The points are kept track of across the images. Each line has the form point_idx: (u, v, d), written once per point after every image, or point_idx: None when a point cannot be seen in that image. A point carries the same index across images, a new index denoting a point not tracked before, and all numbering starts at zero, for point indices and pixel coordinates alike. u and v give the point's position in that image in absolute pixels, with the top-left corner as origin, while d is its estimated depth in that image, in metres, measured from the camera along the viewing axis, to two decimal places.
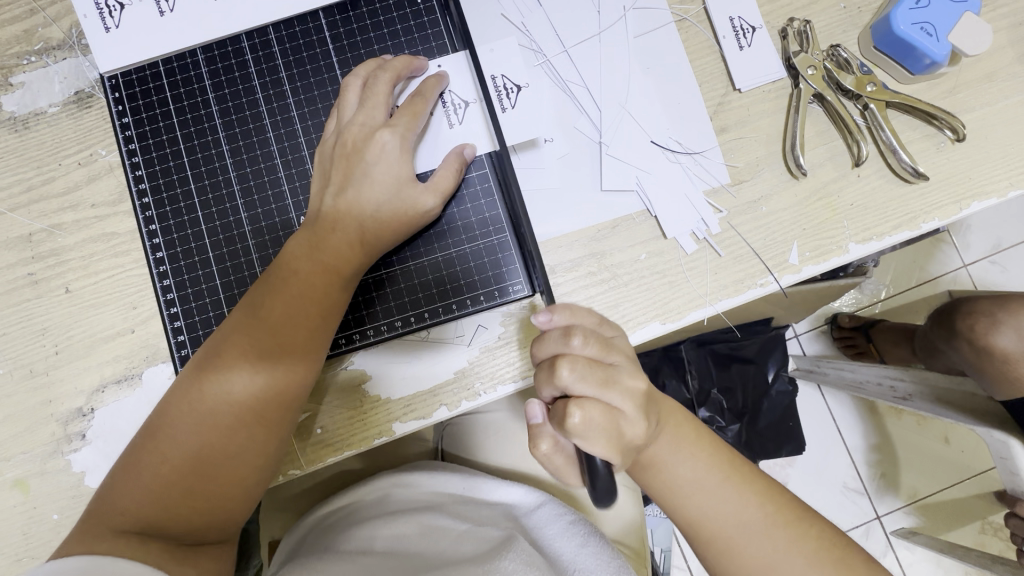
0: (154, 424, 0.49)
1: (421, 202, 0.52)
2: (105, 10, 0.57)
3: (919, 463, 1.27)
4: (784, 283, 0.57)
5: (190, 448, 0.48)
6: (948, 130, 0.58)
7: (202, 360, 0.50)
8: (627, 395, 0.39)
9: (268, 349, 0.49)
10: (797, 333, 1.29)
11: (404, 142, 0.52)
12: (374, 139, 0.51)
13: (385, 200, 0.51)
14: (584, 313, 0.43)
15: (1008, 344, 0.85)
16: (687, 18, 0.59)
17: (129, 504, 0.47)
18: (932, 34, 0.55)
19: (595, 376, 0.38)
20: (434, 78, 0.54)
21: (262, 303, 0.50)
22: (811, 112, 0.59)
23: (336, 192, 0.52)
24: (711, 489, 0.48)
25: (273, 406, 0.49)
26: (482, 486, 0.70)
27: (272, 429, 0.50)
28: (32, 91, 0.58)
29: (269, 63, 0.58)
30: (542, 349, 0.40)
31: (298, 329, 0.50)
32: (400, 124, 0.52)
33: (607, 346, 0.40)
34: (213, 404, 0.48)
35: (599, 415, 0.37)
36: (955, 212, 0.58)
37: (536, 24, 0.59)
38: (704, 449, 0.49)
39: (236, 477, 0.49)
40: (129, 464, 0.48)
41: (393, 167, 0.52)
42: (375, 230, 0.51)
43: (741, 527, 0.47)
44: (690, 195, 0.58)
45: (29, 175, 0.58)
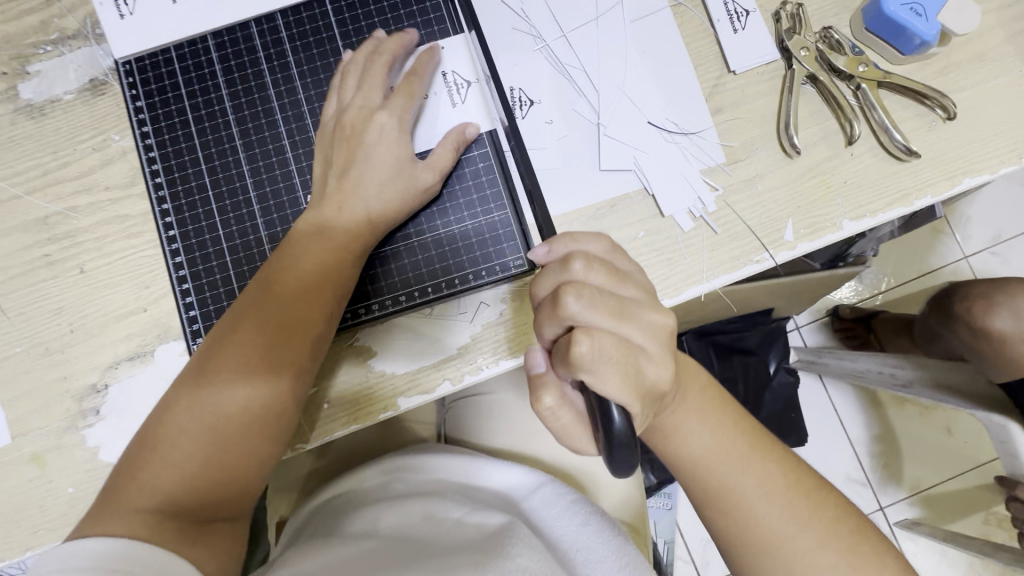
0: (168, 405, 0.50)
1: (422, 180, 0.54)
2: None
3: (920, 453, 1.27)
4: (779, 259, 0.59)
5: (203, 426, 0.49)
6: (939, 109, 0.59)
7: (213, 342, 0.51)
8: (645, 328, 0.39)
9: (280, 328, 0.50)
10: (797, 325, 1.30)
11: (402, 123, 0.54)
12: (372, 121, 0.53)
13: (386, 180, 0.53)
14: (587, 240, 0.43)
15: (1005, 326, 0.86)
16: (682, 3, 0.61)
17: (145, 483, 0.48)
18: (921, 14, 0.56)
19: (606, 305, 0.38)
20: (426, 57, 0.56)
21: (273, 286, 0.51)
22: (805, 92, 0.60)
23: (339, 174, 0.54)
24: (729, 461, 0.48)
25: (285, 385, 0.51)
26: (484, 467, 0.71)
27: (284, 406, 0.51)
28: (49, 79, 0.60)
29: (277, 49, 0.59)
30: (546, 283, 0.41)
31: (308, 309, 0.51)
32: (397, 107, 0.54)
33: (615, 276, 0.40)
34: (224, 384, 0.49)
35: (610, 343, 0.37)
36: (947, 188, 0.59)
37: (536, 10, 0.61)
38: (726, 419, 0.50)
39: (249, 453, 0.50)
40: (144, 444, 0.49)
41: (393, 147, 0.53)
42: (380, 209, 0.53)
43: (756, 497, 0.47)
44: (686, 174, 0.59)
45: (45, 160, 0.60)
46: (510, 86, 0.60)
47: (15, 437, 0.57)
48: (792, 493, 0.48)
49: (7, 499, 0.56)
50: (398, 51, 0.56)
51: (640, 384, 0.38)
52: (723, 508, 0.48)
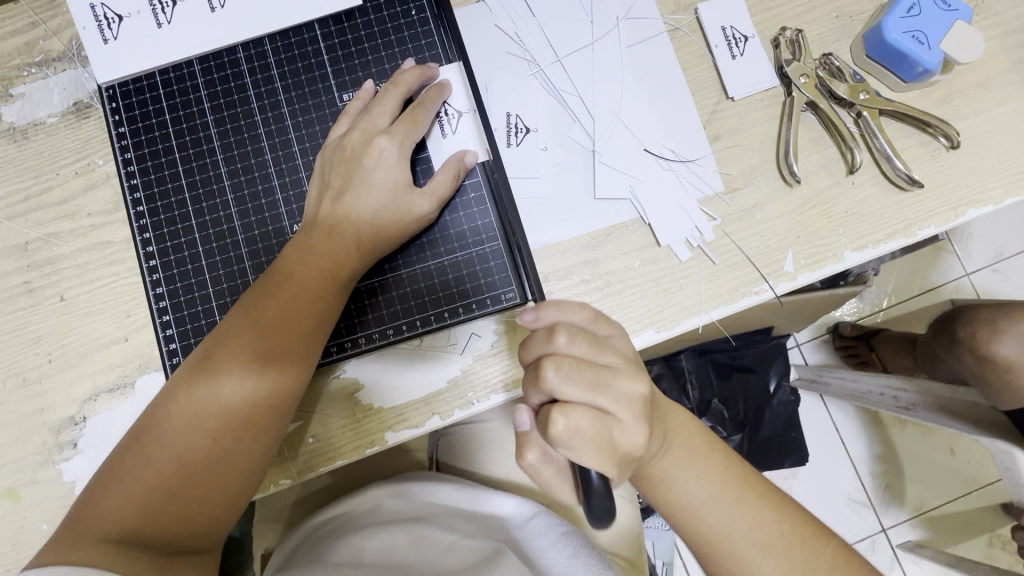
0: (143, 426, 0.49)
1: (417, 207, 0.52)
2: (104, 22, 0.58)
3: (925, 475, 1.25)
4: (779, 291, 0.57)
5: (176, 453, 0.48)
6: (942, 138, 0.58)
7: (193, 363, 0.49)
8: (619, 398, 0.37)
9: (260, 354, 0.49)
10: (797, 343, 1.29)
11: (402, 150, 0.53)
12: (372, 145, 0.52)
13: (382, 205, 0.52)
14: (574, 309, 0.41)
15: (1010, 353, 0.83)
16: (679, 28, 0.60)
17: (112, 509, 0.46)
18: (924, 42, 0.55)
19: (584, 378, 0.36)
20: (436, 88, 0.54)
21: (257, 308, 0.50)
22: (805, 120, 0.59)
23: (334, 198, 0.52)
24: (721, 508, 0.46)
25: (262, 410, 0.49)
26: (477, 495, 0.69)
27: (259, 434, 0.49)
28: (32, 102, 0.59)
29: (264, 74, 0.58)
30: (530, 353, 0.38)
31: (289, 333, 0.49)
32: (399, 132, 0.53)
33: (598, 345, 0.38)
34: (201, 406, 0.48)
35: (586, 420, 0.36)
36: (951, 219, 0.58)
37: (530, 34, 0.59)
38: (717, 464, 0.48)
39: (222, 482, 0.49)
40: (114, 468, 0.48)
41: (390, 173, 0.52)
42: (372, 234, 0.52)
43: (746, 543, 0.46)
44: (683, 203, 0.58)
45: (27, 185, 0.58)
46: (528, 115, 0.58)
47: None
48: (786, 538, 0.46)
49: None
50: (414, 80, 0.54)
51: (616, 454, 0.37)
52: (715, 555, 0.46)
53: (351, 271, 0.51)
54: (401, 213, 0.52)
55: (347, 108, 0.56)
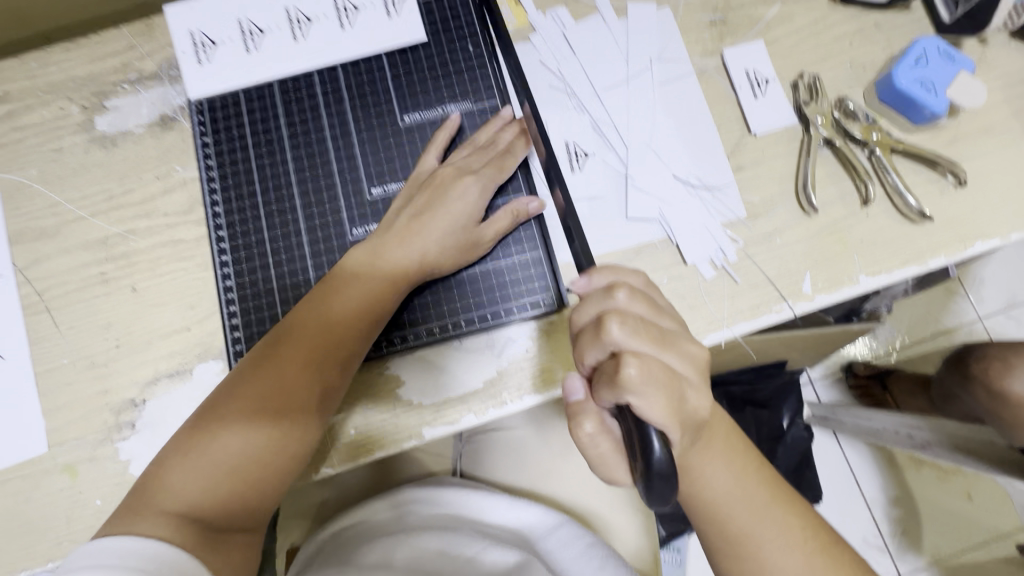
0: (207, 411, 0.52)
1: (481, 237, 0.58)
2: (200, 47, 0.65)
3: (942, 521, 1.24)
4: (797, 310, 0.61)
5: (236, 442, 0.50)
6: (950, 176, 0.62)
7: (259, 353, 0.54)
8: (684, 356, 0.40)
9: (321, 350, 0.53)
10: (811, 379, 1.30)
11: (485, 189, 0.59)
12: (460, 181, 0.58)
13: (451, 232, 0.57)
14: (625, 272, 0.45)
15: (1022, 390, 0.86)
16: (707, 70, 0.66)
17: (176, 487, 0.48)
18: (931, 89, 0.61)
19: (649, 333, 0.39)
20: (524, 134, 0.61)
21: (320, 303, 0.55)
22: (822, 155, 0.64)
23: (412, 215, 0.58)
24: (751, 508, 0.47)
25: (320, 398, 0.53)
26: (499, 504, 0.71)
27: (313, 418, 0.53)
28: (123, 113, 0.66)
29: (335, 96, 0.65)
30: (587, 311, 0.41)
31: (349, 327, 0.54)
32: (485, 175, 0.59)
33: (657, 308, 0.42)
34: (263, 392, 0.52)
35: (657, 367, 0.37)
36: (961, 250, 0.62)
37: (571, 70, 0.66)
38: (749, 465, 0.48)
39: (276, 468, 0.52)
40: (178, 446, 0.51)
41: (468, 208, 0.58)
42: (437, 254, 0.57)
43: (774, 547, 0.46)
44: (708, 226, 0.62)
45: (111, 186, 0.65)
46: (567, 142, 0.64)
47: (52, 447, 0.59)
48: (812, 548, 0.47)
49: (39, 507, 0.58)
50: (495, 129, 0.61)
51: (683, 413, 0.38)
52: (741, 556, 0.47)
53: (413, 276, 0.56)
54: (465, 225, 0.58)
55: (476, 142, 0.62)
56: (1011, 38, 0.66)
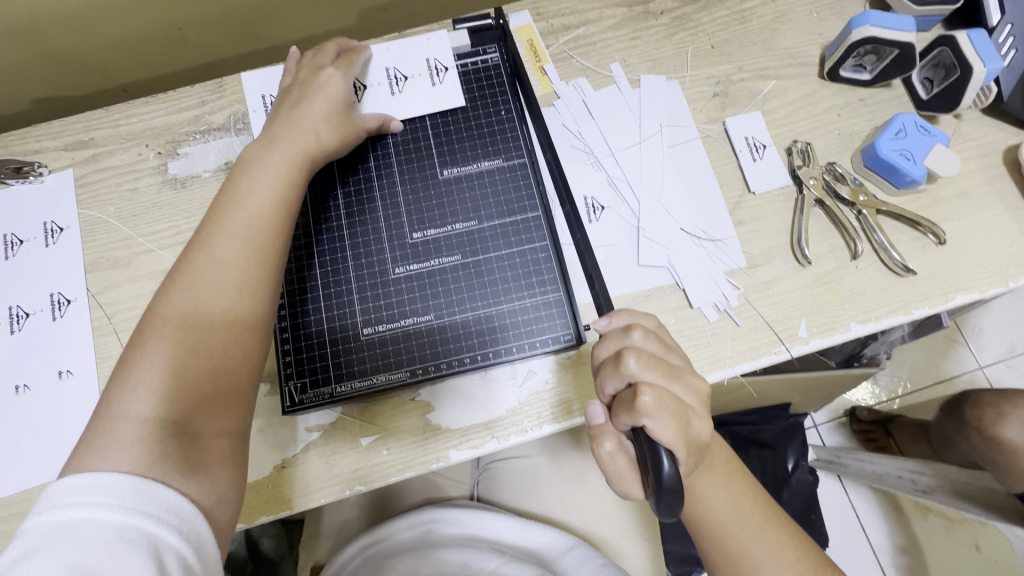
0: (133, 335, 0.51)
1: (358, 124, 0.67)
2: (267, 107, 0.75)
3: (948, 570, 1.24)
4: (794, 352, 0.67)
5: (164, 360, 0.49)
6: (930, 235, 0.69)
7: (174, 270, 0.54)
8: (690, 389, 0.46)
9: (244, 249, 0.55)
10: (815, 423, 1.34)
11: (345, 76, 0.67)
12: (320, 73, 0.66)
13: (332, 116, 0.64)
14: (641, 315, 0.51)
15: (1015, 436, 0.89)
16: (710, 135, 0.75)
17: (120, 405, 0.47)
18: (911, 159, 0.68)
19: (660, 366, 0.45)
20: (359, 47, 0.71)
21: (233, 207, 0.56)
22: (814, 213, 0.71)
23: (288, 112, 0.63)
24: (749, 529, 0.51)
25: (255, 279, 0.54)
26: (517, 529, 0.74)
27: (253, 301, 0.54)
28: (193, 160, 0.75)
29: (382, 144, 0.72)
30: (608, 346, 0.47)
31: (272, 209, 0.57)
32: (341, 69, 0.68)
33: (666, 345, 0.48)
34: (190, 291, 0.52)
35: (668, 395, 0.43)
36: (943, 301, 0.68)
37: (590, 133, 0.75)
38: (747, 488, 0.53)
39: (224, 369, 0.51)
40: (112, 379, 0.48)
41: (337, 92, 0.66)
42: (330, 134, 0.64)
43: (770, 566, 0.50)
44: (713, 274, 0.69)
45: (179, 224, 0.73)
46: (584, 195, 0.72)
47: None
48: (804, 568, 0.51)
49: None
50: (325, 53, 0.69)
51: (689, 437, 0.43)
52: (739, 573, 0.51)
53: (284, 168, 0.59)
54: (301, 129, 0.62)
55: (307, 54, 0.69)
56: (983, 114, 0.74)
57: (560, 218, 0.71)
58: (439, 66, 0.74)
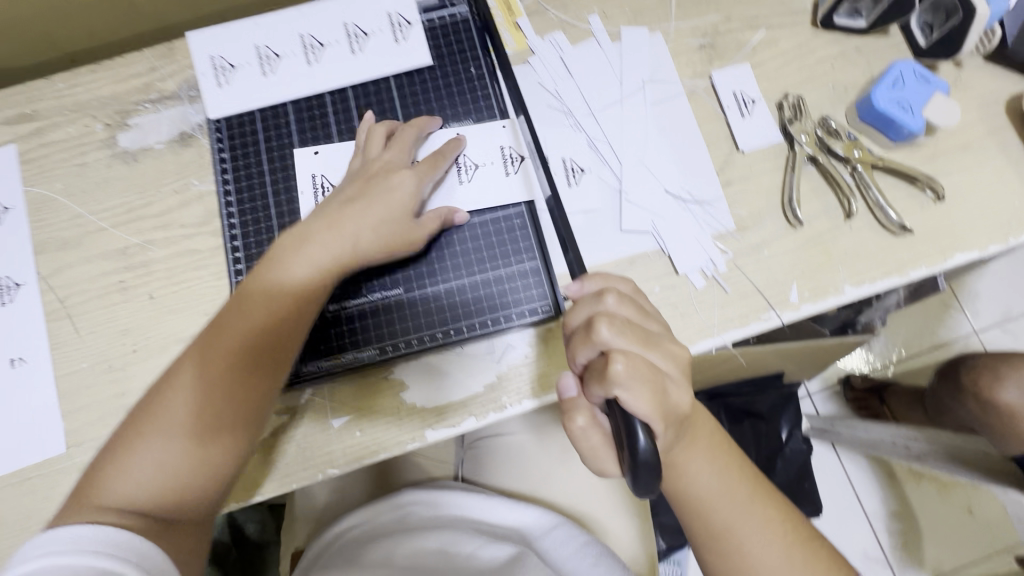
0: (144, 405, 0.53)
1: (415, 234, 0.60)
2: (320, 190, 0.67)
3: (941, 533, 1.24)
4: (784, 318, 0.63)
5: (161, 443, 0.50)
6: (929, 190, 0.66)
7: (196, 346, 0.54)
8: (668, 355, 0.43)
9: (262, 328, 0.54)
10: (809, 391, 1.32)
11: (420, 183, 0.61)
12: (394, 175, 0.60)
13: (385, 222, 0.58)
14: (616, 279, 0.48)
15: (1012, 399, 0.87)
16: (696, 91, 0.70)
17: (115, 481, 0.49)
18: (908, 109, 0.64)
19: (635, 332, 0.41)
20: (454, 141, 0.64)
21: (252, 297, 0.55)
22: (806, 171, 0.67)
23: (336, 208, 0.59)
24: (735, 503, 0.49)
25: (233, 440, 0.53)
26: (500, 508, 0.72)
27: (242, 432, 0.53)
28: (145, 131, 0.70)
29: (346, 114, 0.69)
30: (579, 313, 0.44)
31: (267, 353, 0.54)
32: (418, 171, 0.61)
33: (642, 311, 0.44)
34: (206, 373, 0.52)
35: (642, 363, 0.40)
36: (941, 261, 0.65)
37: (568, 91, 0.70)
38: (732, 461, 0.51)
39: (190, 497, 0.51)
40: (117, 447, 0.51)
41: (405, 200, 0.60)
42: (370, 241, 0.58)
43: (756, 544, 0.48)
44: (699, 238, 0.65)
45: (132, 199, 0.68)
46: (561, 156, 0.68)
47: (69, 447, 0.61)
48: (791, 541, 0.49)
49: (55, 507, 0.60)
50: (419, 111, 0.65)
51: (666, 406, 0.40)
52: (724, 550, 0.49)
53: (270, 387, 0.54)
54: (299, 295, 0.56)
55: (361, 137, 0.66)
56: (985, 61, 0.70)
57: (533, 175, 0.65)
58: (469, 163, 0.66)
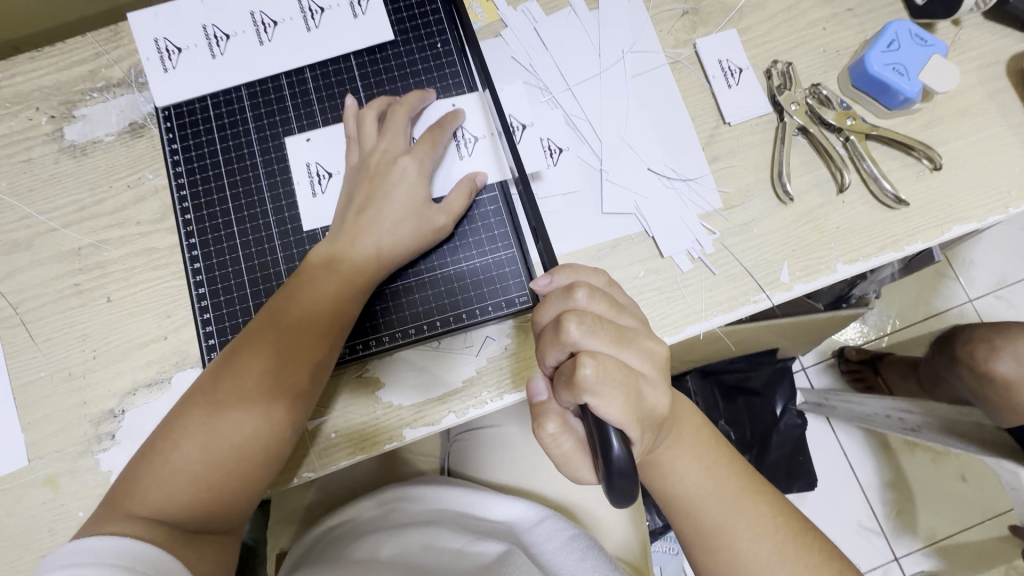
0: (173, 420, 0.52)
1: (434, 222, 0.57)
2: (315, 178, 0.63)
3: (934, 502, 1.24)
4: (776, 300, 0.61)
5: (192, 459, 0.50)
6: (925, 160, 0.62)
7: (221, 361, 0.53)
8: (642, 354, 0.41)
9: (290, 347, 0.52)
10: (803, 366, 1.31)
11: (423, 168, 0.58)
12: (396, 164, 0.57)
13: (401, 219, 0.56)
14: (588, 273, 0.45)
15: (1008, 370, 0.85)
16: (679, 60, 0.66)
17: (146, 494, 0.49)
18: (904, 74, 0.60)
19: (606, 332, 0.39)
20: (451, 114, 0.60)
21: (281, 311, 0.54)
22: (796, 143, 0.64)
23: (359, 210, 0.57)
24: (724, 501, 0.47)
25: (260, 459, 0.52)
26: (487, 500, 0.71)
27: (266, 463, 0.52)
28: (92, 122, 0.66)
29: (304, 97, 0.64)
30: (549, 311, 0.42)
31: (296, 372, 0.52)
32: (419, 153, 0.58)
33: (616, 307, 0.42)
34: (228, 397, 0.51)
35: (614, 366, 0.38)
36: (938, 235, 0.62)
37: (543, 65, 0.65)
38: (721, 457, 0.49)
39: (219, 506, 0.51)
40: (146, 461, 0.50)
41: (413, 189, 0.57)
42: (391, 245, 0.56)
43: (746, 539, 0.46)
44: (684, 218, 0.62)
45: (82, 196, 0.64)
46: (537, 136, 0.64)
47: (32, 460, 0.59)
48: (783, 537, 0.47)
49: (20, 522, 0.58)
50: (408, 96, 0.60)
51: (641, 409, 0.38)
52: (714, 547, 0.47)
53: (306, 397, 0.53)
54: (333, 303, 0.54)
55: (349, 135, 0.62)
56: (985, 19, 0.66)
57: (501, 151, 0.61)
58: (467, 135, 0.62)
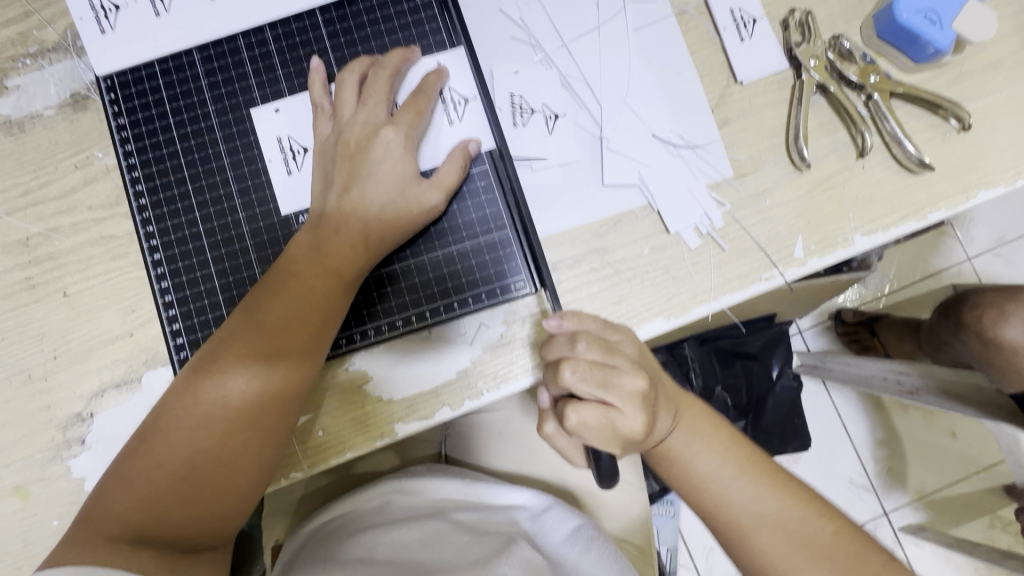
0: (149, 429, 0.48)
1: (426, 200, 0.51)
2: (289, 155, 0.57)
3: (926, 459, 1.26)
4: (789, 277, 0.57)
5: (174, 470, 0.46)
6: (953, 120, 0.57)
7: (197, 363, 0.49)
8: (627, 395, 0.41)
9: (273, 347, 0.48)
10: (801, 329, 1.28)
11: (407, 140, 0.52)
12: (378, 137, 0.51)
13: (389, 199, 0.51)
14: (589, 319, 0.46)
15: (1016, 335, 0.84)
16: (687, 10, 0.59)
17: (125, 510, 0.45)
18: (936, 22, 0.54)
19: (595, 378, 0.41)
20: (434, 75, 0.54)
21: (260, 307, 0.49)
22: (815, 103, 0.58)
23: (341, 191, 0.51)
24: (722, 479, 0.48)
25: (250, 465, 0.48)
26: (485, 490, 0.68)
27: (256, 470, 0.49)
28: (27, 94, 0.58)
29: (266, 62, 0.57)
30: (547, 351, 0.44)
31: (281, 374, 0.48)
32: (403, 122, 0.52)
33: (609, 350, 0.43)
34: (208, 406, 0.47)
35: (595, 415, 0.41)
36: (961, 202, 0.57)
37: (535, 18, 0.58)
38: (718, 438, 0.50)
39: (208, 518, 0.47)
40: (121, 475, 0.47)
41: (398, 166, 0.51)
42: (380, 228, 0.51)
43: (747, 515, 0.48)
44: (694, 191, 0.57)
45: (26, 179, 0.57)
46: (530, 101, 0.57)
47: None
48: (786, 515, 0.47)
49: None
50: (388, 57, 0.54)
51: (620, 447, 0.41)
52: (717, 524, 0.49)
53: (295, 398, 0.49)
54: (320, 296, 0.49)
55: (320, 104, 0.55)
56: None
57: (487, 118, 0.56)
58: (455, 97, 0.56)
